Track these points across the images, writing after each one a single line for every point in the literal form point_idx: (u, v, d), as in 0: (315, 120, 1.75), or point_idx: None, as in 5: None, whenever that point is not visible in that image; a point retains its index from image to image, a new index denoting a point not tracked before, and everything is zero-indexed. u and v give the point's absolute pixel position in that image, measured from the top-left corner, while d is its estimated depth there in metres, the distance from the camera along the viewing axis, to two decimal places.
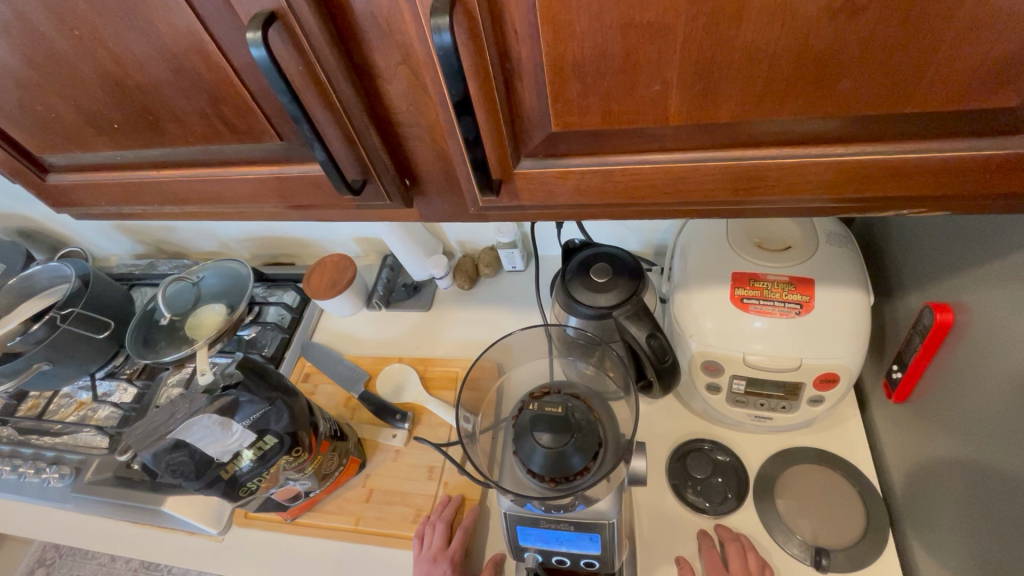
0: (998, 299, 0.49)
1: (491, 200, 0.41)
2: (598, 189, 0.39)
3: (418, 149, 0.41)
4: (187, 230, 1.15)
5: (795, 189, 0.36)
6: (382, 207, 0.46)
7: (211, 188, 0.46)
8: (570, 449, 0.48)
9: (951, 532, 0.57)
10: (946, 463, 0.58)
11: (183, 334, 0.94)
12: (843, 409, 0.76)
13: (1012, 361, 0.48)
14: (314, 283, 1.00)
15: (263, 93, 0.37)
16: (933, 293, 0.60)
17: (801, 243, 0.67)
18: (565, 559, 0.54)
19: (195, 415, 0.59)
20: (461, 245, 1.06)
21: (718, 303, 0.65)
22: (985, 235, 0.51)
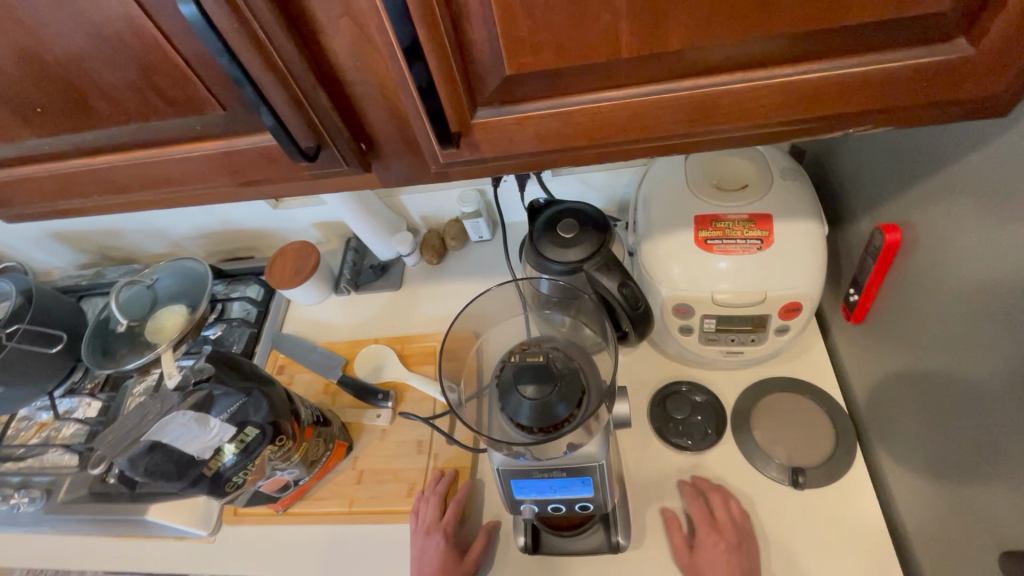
0: (942, 214, 0.52)
1: (452, 153, 0.40)
2: (557, 133, 0.39)
3: (371, 108, 0.40)
4: (132, 233, 1.09)
5: (751, 116, 0.37)
6: (339, 175, 0.45)
7: (154, 171, 0.44)
8: (554, 399, 0.49)
9: (913, 435, 0.61)
10: (904, 373, 0.62)
11: (143, 339, 0.90)
12: (807, 338, 0.80)
13: (958, 267, 0.51)
14: (277, 273, 0.97)
15: (199, 58, 0.35)
16: (882, 216, 0.63)
17: (757, 181, 0.69)
18: (561, 505, 0.56)
19: (169, 413, 0.57)
20: (425, 221, 1.03)
21: (684, 247, 0.67)
22: (926, 152, 0.54)
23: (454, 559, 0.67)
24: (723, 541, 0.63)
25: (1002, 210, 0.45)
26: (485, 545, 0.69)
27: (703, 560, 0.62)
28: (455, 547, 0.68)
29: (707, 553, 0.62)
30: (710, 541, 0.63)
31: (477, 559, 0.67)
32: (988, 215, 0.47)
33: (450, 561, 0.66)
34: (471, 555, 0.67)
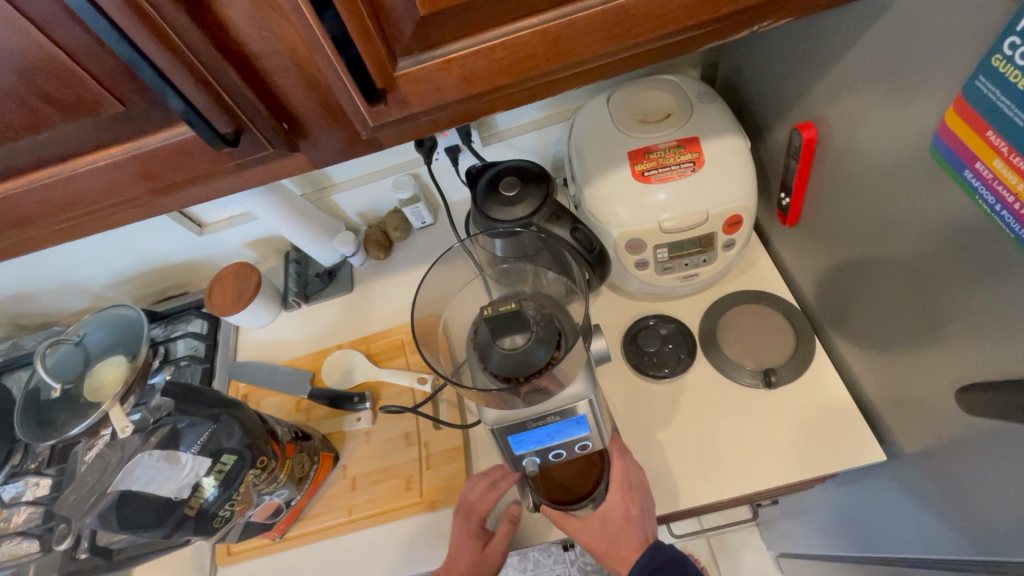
0: (848, 100, 0.56)
1: (381, 113, 0.39)
2: (483, 72, 0.38)
3: (286, 81, 0.38)
4: (44, 293, 1.00)
5: (663, 24, 0.38)
6: (265, 160, 0.43)
7: (59, 192, 0.40)
8: (533, 344, 0.49)
9: (862, 312, 0.66)
10: (843, 258, 0.67)
11: (83, 401, 0.83)
12: (751, 251, 0.85)
13: (870, 146, 0.55)
14: (218, 300, 0.92)
15: (84, 49, 0.32)
16: (795, 119, 0.67)
17: (677, 108, 0.72)
18: (562, 450, 0.56)
19: (135, 457, 0.55)
20: (363, 217, 1.00)
21: (624, 183, 0.68)
22: (823, 47, 0.57)
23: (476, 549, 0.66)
24: (637, 499, 0.64)
25: (896, 83, 0.49)
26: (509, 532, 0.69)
27: (614, 523, 0.63)
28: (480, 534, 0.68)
29: (616, 515, 0.63)
30: (621, 502, 0.64)
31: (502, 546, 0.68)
32: (884, 92, 0.51)
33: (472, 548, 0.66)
34: (497, 542, 0.68)
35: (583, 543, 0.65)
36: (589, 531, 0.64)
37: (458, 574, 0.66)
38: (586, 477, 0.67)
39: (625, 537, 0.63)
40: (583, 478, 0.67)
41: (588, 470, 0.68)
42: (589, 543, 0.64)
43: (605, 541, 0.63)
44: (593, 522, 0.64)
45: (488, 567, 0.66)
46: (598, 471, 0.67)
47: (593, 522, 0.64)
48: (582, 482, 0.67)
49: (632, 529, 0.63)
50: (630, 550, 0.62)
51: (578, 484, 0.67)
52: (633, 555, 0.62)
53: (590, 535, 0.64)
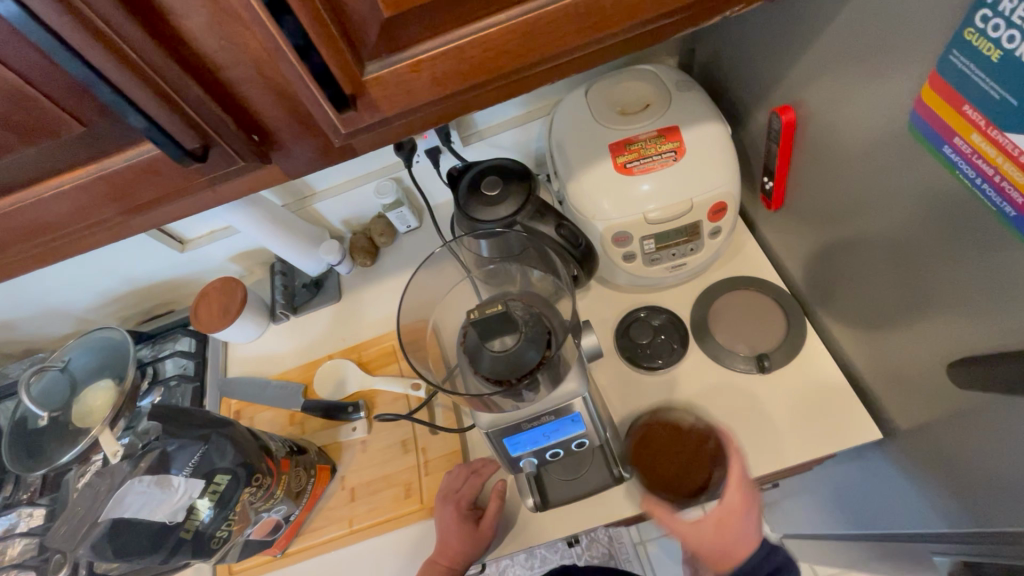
0: (825, 81, 0.56)
1: (352, 119, 0.39)
2: (454, 72, 0.38)
3: (253, 92, 0.37)
4: (25, 321, 0.98)
5: (635, 14, 0.38)
6: (237, 174, 0.42)
7: (26, 218, 0.39)
8: (524, 345, 0.48)
9: (851, 292, 0.66)
10: (830, 240, 0.67)
11: (73, 428, 0.81)
12: (738, 236, 0.84)
13: (849, 126, 0.55)
14: (203, 317, 0.90)
15: (39, 70, 0.31)
16: (774, 102, 0.66)
17: (656, 98, 0.71)
18: (558, 449, 0.57)
19: (125, 484, 0.54)
20: (347, 224, 0.99)
21: (607, 176, 0.68)
22: (798, 28, 0.57)
23: (467, 528, 0.67)
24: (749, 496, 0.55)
25: (870, 61, 0.49)
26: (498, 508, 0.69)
27: (730, 524, 0.54)
28: (469, 515, 0.69)
29: (733, 520, 0.54)
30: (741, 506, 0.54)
31: (494, 523, 0.68)
32: (860, 71, 0.51)
33: (463, 528, 0.67)
34: (487, 519, 0.68)
35: (688, 544, 0.56)
36: (699, 530, 0.55)
37: (453, 557, 0.66)
38: (693, 467, 0.56)
39: (737, 544, 0.54)
40: (696, 461, 0.56)
41: (694, 459, 0.56)
42: (704, 551, 0.55)
43: (718, 547, 0.54)
44: (705, 522, 0.55)
45: (484, 540, 0.67)
46: (706, 461, 0.55)
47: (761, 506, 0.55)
48: (698, 470, 0.55)
49: (744, 533, 0.54)
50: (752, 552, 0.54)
51: (688, 477, 0.55)
52: (752, 553, 0.54)
53: (699, 536, 0.55)
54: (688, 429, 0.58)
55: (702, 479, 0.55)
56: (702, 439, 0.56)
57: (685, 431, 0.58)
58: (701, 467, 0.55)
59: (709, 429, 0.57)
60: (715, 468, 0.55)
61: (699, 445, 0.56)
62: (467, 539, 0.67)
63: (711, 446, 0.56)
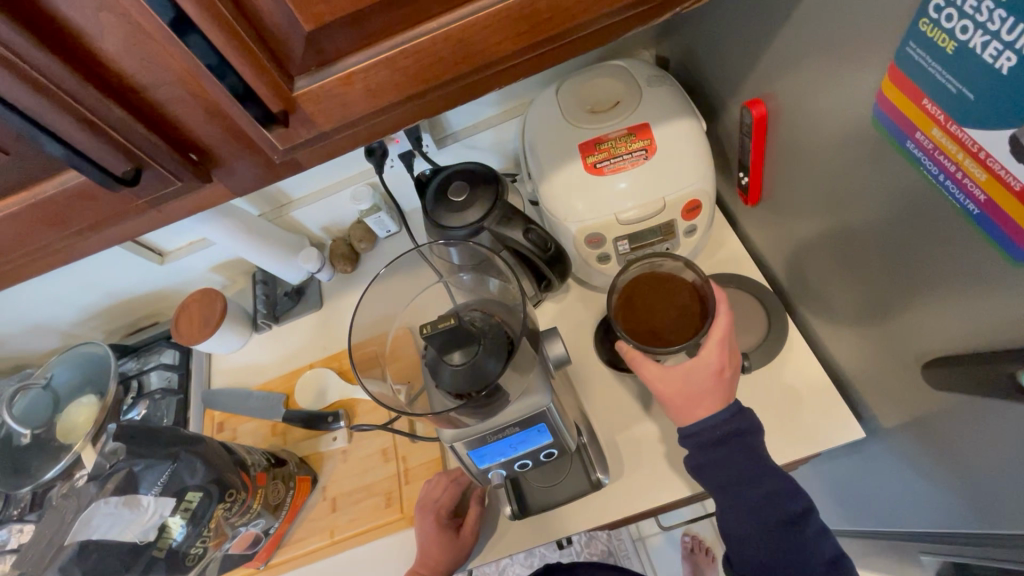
0: (792, 73, 0.54)
1: (288, 135, 0.38)
2: (389, 83, 0.37)
3: (183, 112, 0.36)
4: (10, 338, 0.98)
5: (574, 15, 0.37)
6: (179, 194, 0.41)
7: None
8: (482, 356, 0.47)
9: (830, 288, 0.64)
10: (808, 235, 0.65)
11: (56, 444, 0.81)
12: (719, 232, 0.83)
13: (819, 120, 0.53)
14: (183, 329, 0.90)
15: None
16: (745, 96, 0.65)
17: (627, 94, 0.70)
18: (527, 460, 0.56)
19: (91, 506, 0.54)
20: (326, 231, 0.98)
21: (577, 177, 0.66)
22: (763, 20, 0.56)
23: (448, 536, 0.66)
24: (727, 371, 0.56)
25: (834, 53, 0.47)
26: (479, 513, 0.68)
27: (698, 378, 0.55)
28: (449, 523, 0.68)
29: (703, 372, 0.55)
30: (717, 363, 0.56)
31: (474, 530, 0.67)
32: (824, 63, 0.49)
33: (443, 538, 0.66)
34: (468, 526, 0.67)
35: (654, 391, 0.58)
36: (665, 381, 0.57)
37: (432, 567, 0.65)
38: (679, 323, 0.59)
39: (700, 403, 0.55)
40: (679, 320, 0.59)
41: (685, 316, 0.59)
42: (664, 392, 0.57)
43: (681, 397, 0.56)
44: (672, 373, 0.57)
45: (464, 550, 0.66)
46: (697, 318, 0.58)
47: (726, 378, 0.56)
48: (677, 332, 0.58)
49: (717, 390, 0.55)
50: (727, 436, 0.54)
51: (665, 331, 0.59)
52: (710, 416, 0.55)
53: (666, 386, 0.56)
54: (690, 282, 0.61)
55: (674, 338, 0.58)
56: (687, 300, 0.60)
57: (674, 288, 0.61)
58: (677, 328, 0.58)
59: (703, 284, 0.60)
60: (704, 324, 0.57)
61: (684, 304, 0.59)
62: (448, 548, 0.65)
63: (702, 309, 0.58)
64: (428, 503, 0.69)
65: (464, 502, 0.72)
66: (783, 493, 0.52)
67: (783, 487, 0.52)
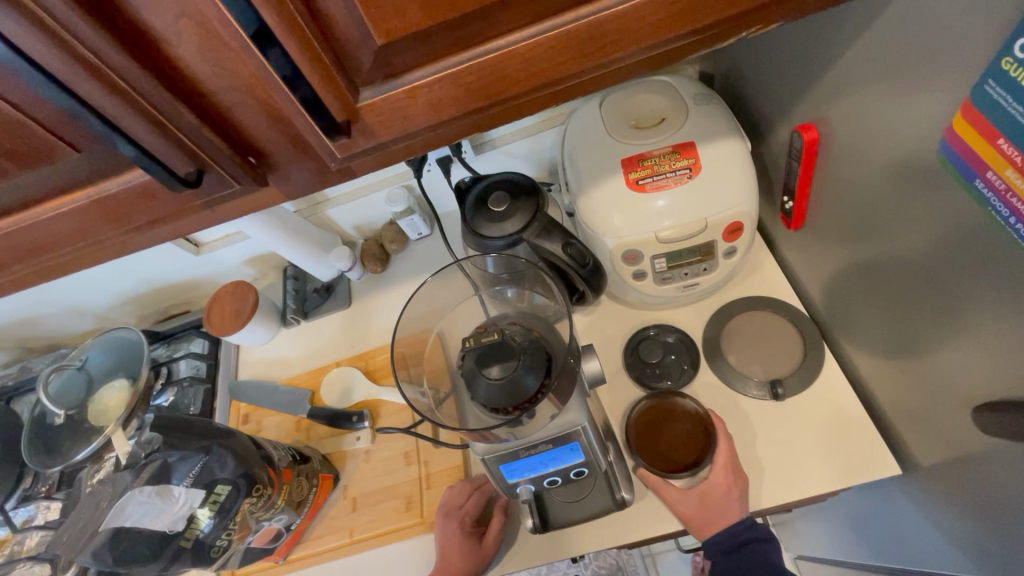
0: (850, 101, 0.53)
1: (347, 145, 0.38)
2: (451, 98, 0.37)
3: (247, 117, 0.36)
4: (48, 317, 1.00)
5: (643, 36, 0.36)
6: (234, 195, 0.42)
7: (25, 239, 0.40)
8: (521, 372, 0.47)
9: (871, 320, 0.63)
10: (851, 265, 0.63)
11: (88, 426, 0.83)
12: (756, 254, 0.82)
13: (875, 149, 0.52)
14: (215, 319, 0.91)
15: (30, 100, 0.31)
16: (796, 119, 0.64)
17: (672, 111, 0.69)
18: (557, 476, 0.56)
19: (125, 495, 0.55)
20: (359, 230, 0.99)
21: (618, 193, 0.66)
22: (822, 45, 0.55)
23: (471, 544, 0.66)
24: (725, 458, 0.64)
25: (898, 83, 0.46)
26: (501, 523, 0.68)
27: (713, 499, 0.62)
28: (472, 531, 0.68)
29: (717, 495, 0.62)
30: (724, 484, 0.63)
31: (496, 539, 0.67)
32: (887, 92, 0.48)
33: (466, 544, 0.66)
34: (491, 535, 0.67)
35: (676, 509, 0.63)
36: (685, 503, 0.63)
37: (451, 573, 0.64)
38: (687, 449, 0.67)
39: (720, 519, 0.61)
40: (686, 447, 0.67)
41: (688, 441, 0.68)
42: (684, 514, 0.63)
43: (702, 517, 0.62)
44: (690, 496, 0.63)
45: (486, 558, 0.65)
46: (699, 444, 0.67)
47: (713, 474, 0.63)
48: (682, 452, 0.67)
49: (729, 505, 0.62)
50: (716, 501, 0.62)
51: (670, 451, 0.68)
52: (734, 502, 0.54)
53: (686, 510, 0.63)
54: (691, 411, 0.69)
55: (681, 458, 0.67)
56: (691, 425, 0.68)
57: (677, 414, 0.69)
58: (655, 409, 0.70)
59: (704, 412, 0.68)
60: (711, 446, 0.65)
61: (688, 431, 0.68)
62: (470, 555, 0.65)
63: (708, 439, 0.66)
64: (450, 511, 0.70)
65: (486, 510, 0.72)
66: (760, 538, 0.62)
67: (761, 533, 0.62)
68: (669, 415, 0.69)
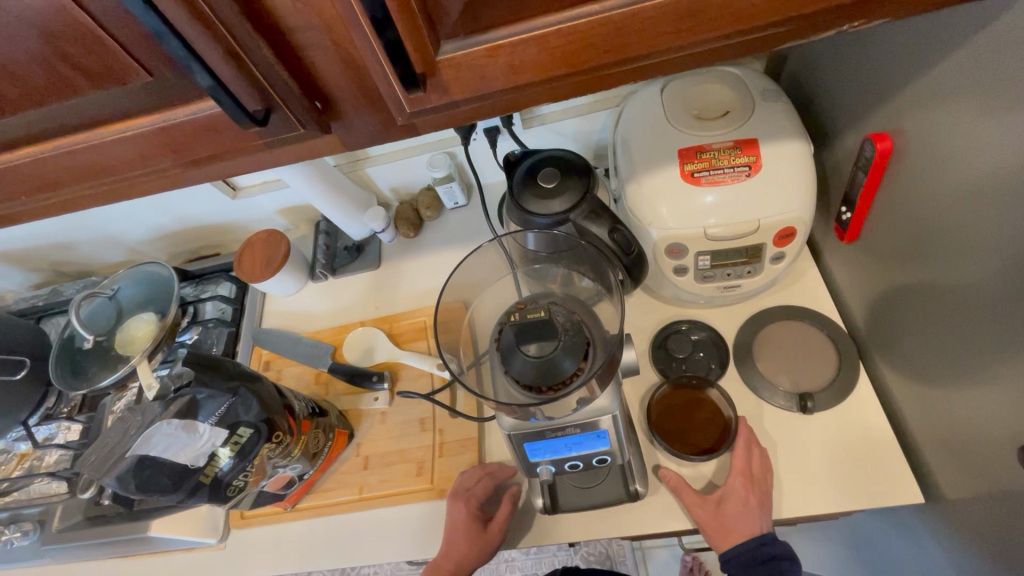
0: (933, 115, 0.51)
1: (419, 99, 0.37)
2: (533, 63, 0.35)
3: (322, 59, 0.35)
4: (83, 244, 1.02)
5: (742, 19, 0.34)
6: (294, 139, 0.41)
7: (85, 160, 0.39)
8: (559, 354, 0.46)
9: (915, 345, 0.61)
10: (903, 287, 0.61)
11: (114, 354, 0.84)
12: (799, 264, 0.80)
13: (953, 168, 0.50)
14: (246, 266, 0.92)
15: (113, 16, 0.31)
16: (869, 127, 0.61)
17: (738, 104, 0.67)
18: (579, 462, 0.56)
19: (153, 425, 0.54)
20: (395, 192, 0.98)
21: (671, 184, 0.64)
22: (909, 53, 0.52)
23: (475, 528, 0.66)
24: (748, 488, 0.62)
25: (995, 101, 0.44)
26: (509, 512, 0.67)
27: (730, 506, 0.61)
28: (478, 515, 0.68)
29: (735, 501, 0.61)
30: (741, 491, 0.62)
31: (501, 526, 0.66)
32: (980, 110, 0.45)
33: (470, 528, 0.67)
34: (496, 522, 0.67)
35: (695, 517, 0.62)
36: (702, 509, 0.62)
37: (455, 556, 0.65)
38: (704, 434, 0.68)
39: (740, 528, 0.60)
40: (704, 432, 0.68)
41: (708, 427, 0.68)
42: (701, 519, 0.62)
43: (718, 523, 0.61)
44: (707, 501, 0.63)
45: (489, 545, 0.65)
46: (718, 431, 0.68)
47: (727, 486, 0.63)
48: (700, 435, 0.68)
49: (750, 515, 0.61)
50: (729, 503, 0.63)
51: (688, 434, 0.68)
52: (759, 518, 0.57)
53: (703, 515, 0.62)
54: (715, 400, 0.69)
55: (698, 441, 0.68)
56: (710, 412, 0.69)
57: (699, 401, 0.69)
58: (676, 393, 0.70)
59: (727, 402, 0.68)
60: (731, 436, 0.66)
61: (708, 417, 0.68)
62: (472, 539, 0.66)
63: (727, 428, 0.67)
64: (459, 493, 0.69)
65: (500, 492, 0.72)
66: (782, 556, 0.60)
67: (782, 551, 0.60)
68: (689, 401, 0.70)
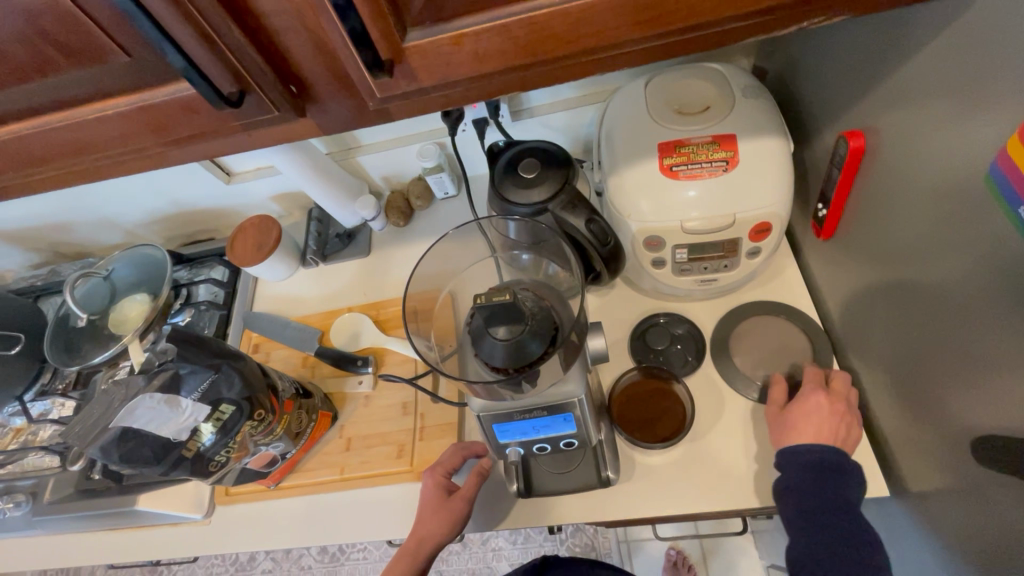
0: (902, 113, 0.52)
1: (388, 84, 0.38)
2: (497, 51, 0.36)
3: (293, 42, 0.37)
4: (82, 225, 1.04)
5: (699, 13, 0.36)
6: (271, 121, 0.42)
7: (70, 137, 0.41)
8: (526, 337, 0.47)
9: (884, 340, 0.62)
10: (875, 283, 0.62)
11: (107, 332, 0.86)
12: (779, 260, 0.81)
13: (920, 165, 0.51)
14: (238, 250, 0.94)
15: None
16: (845, 125, 0.62)
17: (719, 100, 0.68)
18: (546, 444, 0.58)
19: (135, 398, 0.55)
20: (387, 181, 1.00)
21: (650, 177, 0.65)
22: (881, 52, 0.53)
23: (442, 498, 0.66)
24: (841, 406, 0.62)
25: (958, 100, 0.45)
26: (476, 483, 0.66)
27: (806, 414, 0.61)
28: (446, 485, 0.68)
29: (815, 412, 0.61)
30: (826, 405, 0.61)
31: (469, 497, 0.66)
32: (945, 108, 0.46)
33: (438, 499, 0.67)
34: (462, 491, 0.66)
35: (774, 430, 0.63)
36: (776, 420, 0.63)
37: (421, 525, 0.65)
38: (665, 424, 0.69)
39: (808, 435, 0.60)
40: (664, 423, 0.69)
41: (669, 417, 0.70)
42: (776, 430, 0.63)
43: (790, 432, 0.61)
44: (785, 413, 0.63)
45: (453, 514, 0.65)
46: (678, 421, 0.69)
47: (788, 411, 0.63)
48: (660, 426, 0.69)
49: (825, 425, 0.60)
50: (779, 432, 0.63)
51: (650, 425, 0.70)
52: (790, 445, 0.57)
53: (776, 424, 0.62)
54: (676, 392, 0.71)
55: (659, 432, 0.69)
56: (672, 403, 0.71)
57: (662, 392, 0.71)
58: (642, 383, 0.72)
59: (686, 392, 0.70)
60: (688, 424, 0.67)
61: (668, 408, 0.70)
62: (438, 508, 0.66)
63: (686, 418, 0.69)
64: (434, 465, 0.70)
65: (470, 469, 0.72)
66: (847, 468, 0.57)
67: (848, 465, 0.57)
68: (652, 392, 0.72)
